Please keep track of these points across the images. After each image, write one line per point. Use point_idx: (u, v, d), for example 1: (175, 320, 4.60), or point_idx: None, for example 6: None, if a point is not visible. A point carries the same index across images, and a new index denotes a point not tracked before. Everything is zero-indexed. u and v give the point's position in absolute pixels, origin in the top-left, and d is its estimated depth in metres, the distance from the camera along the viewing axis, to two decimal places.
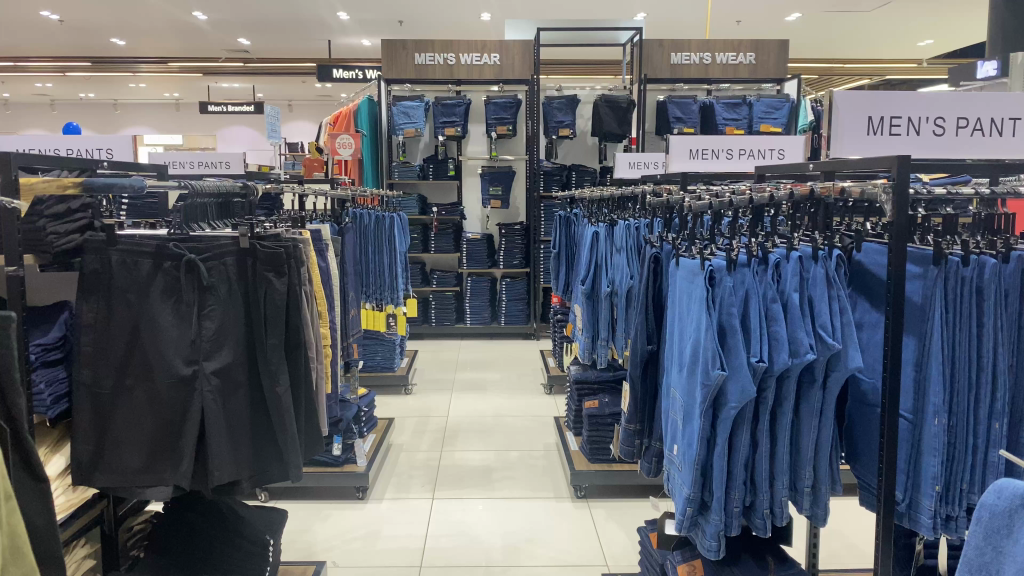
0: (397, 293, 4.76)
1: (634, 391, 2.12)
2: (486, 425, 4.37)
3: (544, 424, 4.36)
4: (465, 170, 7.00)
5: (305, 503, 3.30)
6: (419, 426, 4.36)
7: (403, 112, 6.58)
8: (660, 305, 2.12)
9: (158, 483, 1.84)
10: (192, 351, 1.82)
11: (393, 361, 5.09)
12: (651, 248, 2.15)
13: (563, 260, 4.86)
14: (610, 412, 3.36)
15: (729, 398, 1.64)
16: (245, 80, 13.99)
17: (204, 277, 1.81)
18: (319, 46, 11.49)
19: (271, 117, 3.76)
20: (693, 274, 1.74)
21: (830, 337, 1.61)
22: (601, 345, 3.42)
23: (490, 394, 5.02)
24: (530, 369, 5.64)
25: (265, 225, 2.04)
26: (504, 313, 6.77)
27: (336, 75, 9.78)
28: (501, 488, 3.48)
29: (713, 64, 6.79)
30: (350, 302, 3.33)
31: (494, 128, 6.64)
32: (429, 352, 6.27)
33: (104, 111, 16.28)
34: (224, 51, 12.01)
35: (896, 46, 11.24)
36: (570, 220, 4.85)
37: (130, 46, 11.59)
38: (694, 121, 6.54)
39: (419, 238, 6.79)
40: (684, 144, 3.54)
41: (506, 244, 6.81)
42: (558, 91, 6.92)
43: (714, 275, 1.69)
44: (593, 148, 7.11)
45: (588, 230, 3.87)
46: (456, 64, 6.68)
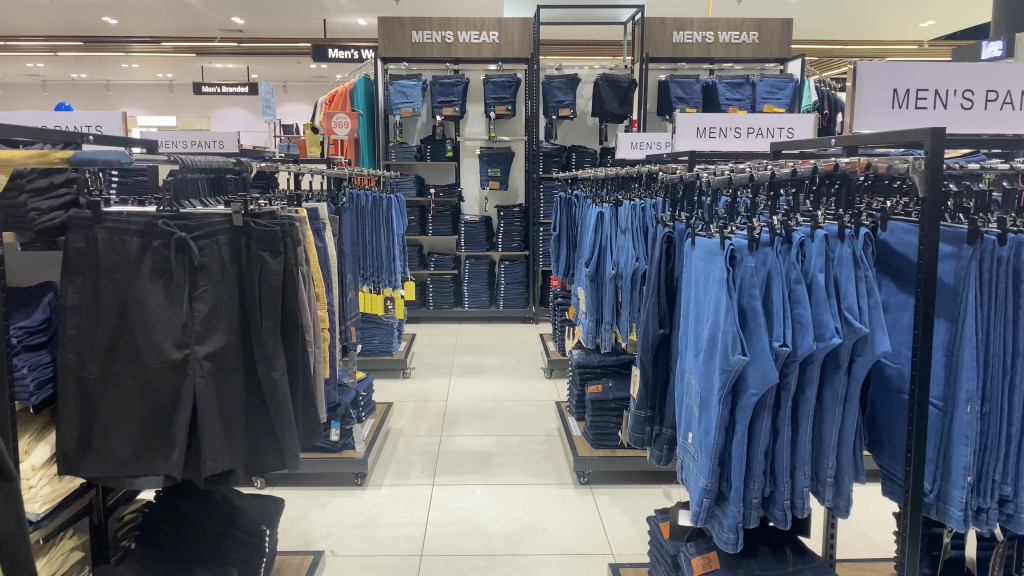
0: (395, 276, 4.69)
1: (645, 376, 2.04)
2: (486, 410, 4.29)
3: (545, 408, 4.28)
4: (463, 151, 6.88)
5: (301, 490, 3.22)
6: (417, 411, 4.28)
7: (400, 91, 6.48)
8: (674, 286, 2.03)
9: (148, 473, 1.75)
10: (183, 334, 1.73)
11: (391, 344, 5.00)
12: (664, 227, 2.06)
13: (565, 242, 4.77)
14: (614, 398, 3.28)
15: (751, 384, 1.56)
16: (239, 61, 13.81)
17: (195, 256, 1.71)
18: (314, 25, 11.33)
19: (266, 94, 3.64)
20: (712, 254, 1.65)
21: (857, 321, 1.52)
22: (605, 328, 3.32)
23: (489, 378, 4.95)
24: (529, 353, 5.56)
25: (260, 203, 1.93)
26: (502, 297, 6.70)
27: (332, 55, 9.61)
28: (503, 474, 3.40)
29: (716, 43, 6.68)
30: (348, 284, 3.24)
31: (493, 108, 6.52)
32: (427, 335, 6.19)
33: (96, 92, 16.09)
34: (217, 31, 11.84)
35: (898, 27, 11.11)
36: (572, 202, 4.74)
37: (122, 26, 11.41)
38: (696, 101, 6.44)
39: (416, 221, 6.69)
40: (690, 122, 3.45)
41: (505, 226, 6.71)
42: (559, 70, 6.80)
43: (734, 255, 1.61)
44: (593, 128, 7.00)
45: (589, 210, 3.79)
46: (454, 42, 6.55)
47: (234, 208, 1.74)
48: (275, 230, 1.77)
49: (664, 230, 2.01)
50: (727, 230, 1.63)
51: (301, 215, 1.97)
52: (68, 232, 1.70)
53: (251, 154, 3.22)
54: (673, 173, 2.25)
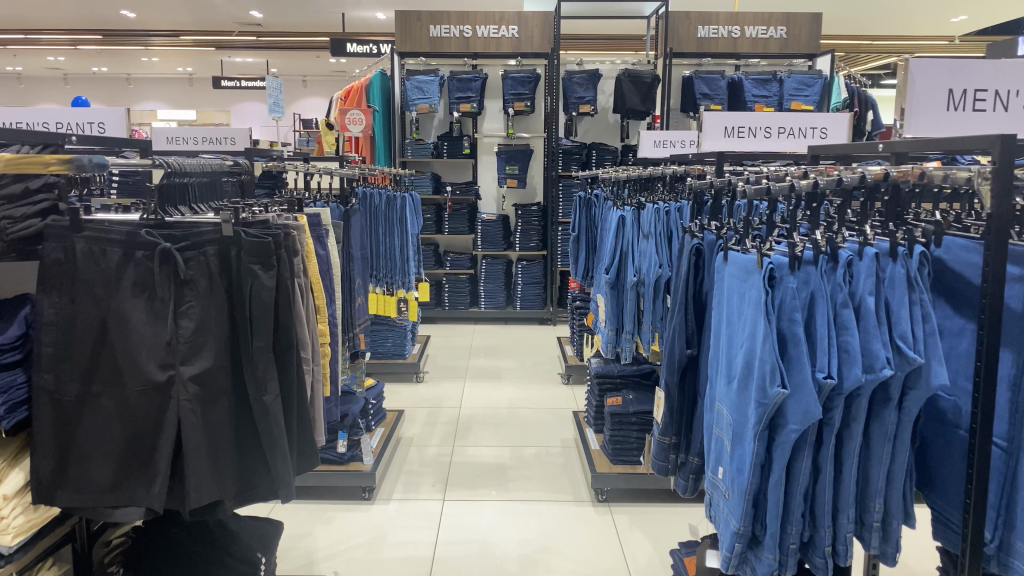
0: (408, 278, 4.55)
1: (670, 399, 1.88)
2: (501, 418, 4.14)
3: (562, 417, 4.13)
4: (480, 148, 6.74)
5: (307, 504, 3.09)
6: (430, 418, 4.13)
7: (417, 87, 6.32)
8: (703, 303, 1.86)
9: (128, 504, 1.61)
10: (167, 353, 1.58)
11: (405, 347, 4.86)
12: (693, 238, 1.90)
13: (584, 244, 4.61)
14: (635, 412, 3.12)
15: (790, 420, 1.39)
16: (258, 55, 13.73)
17: (181, 268, 1.57)
18: (333, 19, 11.21)
19: (273, 89, 3.49)
20: (747, 272, 1.49)
21: (911, 351, 1.36)
22: (626, 338, 3.14)
23: (505, 384, 4.79)
24: (546, 357, 5.41)
25: (255, 210, 1.79)
26: (520, 297, 6.54)
27: (350, 50, 9.47)
28: (517, 489, 3.25)
29: (743, 38, 6.47)
30: (357, 289, 3.11)
31: (511, 104, 6.36)
32: (442, 337, 6.05)
33: (117, 86, 16.08)
34: (235, 25, 11.75)
35: (928, 23, 10.83)
36: (591, 202, 4.58)
37: (140, 19, 11.35)
38: (722, 98, 6.26)
39: (432, 219, 6.55)
40: (718, 121, 3.28)
41: (523, 225, 6.54)
42: (579, 66, 6.62)
43: (773, 275, 1.45)
44: (615, 125, 6.82)
45: (608, 213, 3.66)
46: (473, 37, 6.39)
47: (224, 216, 1.60)
48: (269, 240, 1.62)
49: (693, 241, 1.85)
50: (766, 246, 1.47)
51: (299, 223, 1.83)
52: (46, 241, 1.57)
53: (259, 153, 3.08)
54: (702, 180, 2.08)
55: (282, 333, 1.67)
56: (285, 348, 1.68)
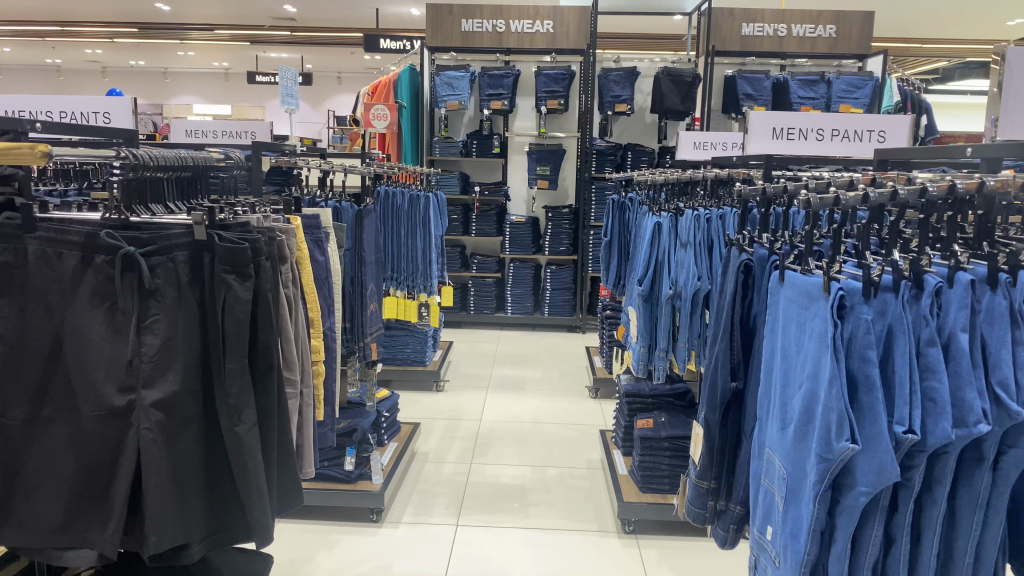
0: (430, 282, 4.33)
1: (710, 436, 1.63)
2: (524, 433, 3.90)
3: (588, 434, 3.88)
4: (511, 147, 6.49)
5: (311, 525, 2.88)
6: (448, 431, 3.91)
7: (447, 83, 6.10)
8: (752, 327, 1.61)
9: (81, 545, 1.39)
10: (127, 374, 1.36)
11: (425, 354, 4.64)
12: (742, 251, 1.64)
13: (617, 250, 4.35)
14: (667, 436, 2.88)
15: (860, 481, 1.14)
16: (293, 51, 13.64)
17: (145, 276, 1.34)
18: (367, 15, 11.07)
19: (286, 80, 3.28)
20: (812, 298, 1.23)
21: (1013, 402, 1.09)
22: (659, 356, 2.88)
23: (529, 396, 4.55)
24: (573, 368, 5.16)
25: (239, 210, 1.56)
26: (548, 303, 6.31)
27: (383, 46, 9.28)
28: (537, 515, 3.01)
29: (789, 37, 6.20)
30: (370, 295, 2.90)
31: (545, 102, 6.13)
32: (466, 343, 5.83)
33: (154, 80, 16.08)
34: (269, 19, 11.65)
35: (982, 26, 10.40)
36: (626, 206, 4.31)
37: (176, 12, 11.30)
38: (766, 99, 5.94)
39: (459, 220, 6.34)
40: (765, 121, 3.02)
41: (554, 228, 6.29)
42: (616, 63, 6.37)
43: (843, 303, 1.18)
44: (651, 126, 6.55)
45: (641, 220, 3.41)
46: (506, 32, 6.18)
47: (197, 217, 1.37)
48: (246, 245, 1.38)
49: (742, 255, 1.59)
50: (836, 269, 1.21)
51: (289, 227, 1.60)
52: None
53: (268, 147, 2.87)
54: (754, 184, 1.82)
55: (261, 353, 1.44)
56: (264, 371, 1.45)
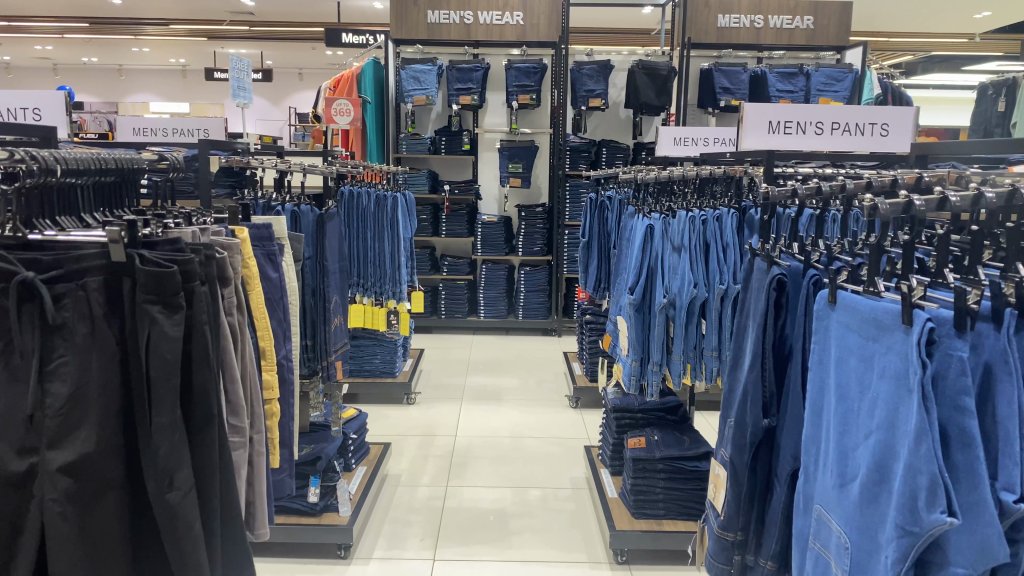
0: (399, 288, 4.07)
1: (738, 480, 1.38)
2: (502, 450, 3.65)
3: (571, 450, 3.64)
4: (481, 144, 6.23)
5: (273, 565, 2.59)
6: (422, 449, 3.64)
7: (413, 77, 5.84)
8: (786, 353, 1.37)
9: None
10: (26, 433, 1.07)
11: (395, 365, 4.37)
12: (773, 264, 1.40)
13: (597, 253, 4.12)
14: (663, 457, 2.64)
15: (958, 560, 0.90)
16: (252, 47, 13.22)
17: (48, 308, 1.05)
18: (327, 8, 10.71)
19: (238, 71, 2.99)
20: (888, 328, 0.99)
21: None
22: (652, 370, 2.62)
23: (505, 407, 4.30)
24: (551, 375, 4.92)
25: (168, 224, 1.29)
26: (522, 306, 6.06)
27: (345, 40, 8.95)
28: (521, 545, 2.76)
29: (766, 29, 5.99)
30: (334, 308, 2.62)
31: (516, 97, 5.87)
32: (437, 349, 5.55)
33: (109, 77, 15.53)
34: (226, 14, 11.24)
35: (952, 19, 10.32)
36: (607, 205, 4.08)
37: (128, 7, 10.85)
38: (743, 92, 5.82)
39: (428, 220, 6.06)
40: (760, 114, 2.74)
41: (527, 228, 6.04)
42: (589, 56, 6.13)
43: (933, 337, 0.94)
44: (626, 121, 6.32)
45: (626, 222, 3.17)
46: (474, 24, 5.91)
47: (112, 232, 1.09)
48: (174, 268, 1.12)
49: (772, 270, 1.36)
50: (919, 292, 0.97)
51: (231, 242, 1.33)
52: None
53: (218, 146, 2.58)
54: (777, 185, 1.58)
55: (198, 400, 1.17)
56: (202, 422, 1.17)
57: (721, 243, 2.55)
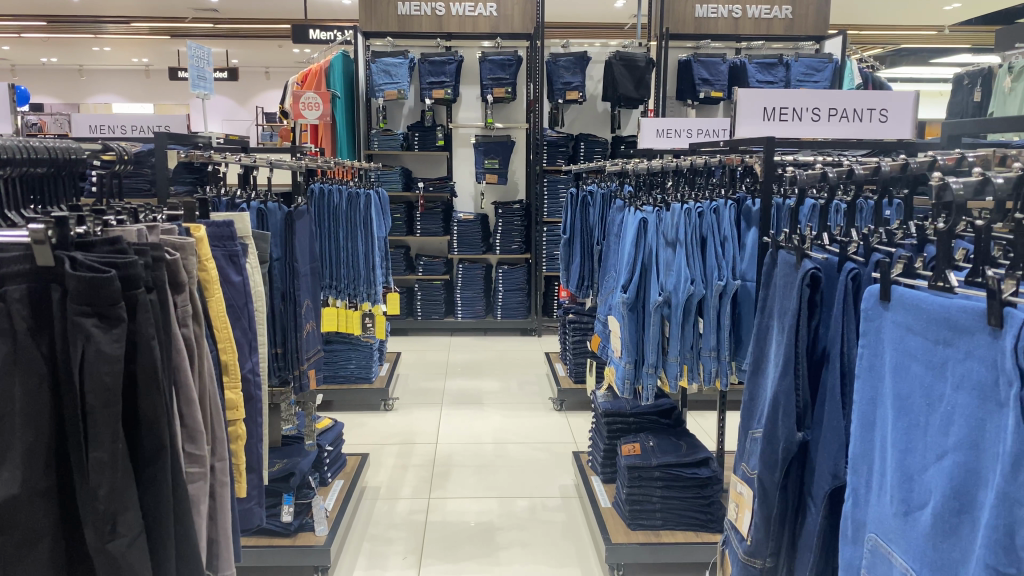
0: (374, 288, 3.89)
1: (767, 499, 1.23)
2: (486, 458, 3.48)
3: (558, 456, 3.48)
4: (456, 139, 6.05)
5: None
6: (401, 459, 3.45)
7: (384, 70, 5.67)
8: (820, 358, 1.22)
9: None
10: None
11: (371, 370, 4.18)
12: (804, 258, 1.24)
13: (580, 249, 3.97)
14: (659, 465, 2.48)
15: None
16: (217, 45, 12.91)
17: None
18: (293, 4, 10.45)
19: (197, 60, 2.79)
20: (973, 330, 0.83)
21: None
22: (648, 373, 2.46)
23: (487, 411, 4.13)
24: (533, 377, 4.75)
25: (110, 220, 1.09)
26: (500, 306, 5.89)
27: (313, 36, 8.73)
28: (511, 561, 2.60)
29: (744, 18, 5.87)
30: (305, 312, 2.43)
31: (491, 90, 5.71)
32: (414, 352, 5.36)
33: (69, 78, 15.10)
34: (189, 11, 10.95)
35: (921, 11, 10.30)
36: (589, 200, 3.93)
37: (88, 5, 10.50)
38: (723, 84, 5.69)
39: (402, 219, 5.87)
40: (754, 100, 2.60)
41: (504, 225, 5.88)
42: (564, 48, 5.97)
43: None
44: (604, 115, 6.17)
45: (613, 217, 3.02)
46: (446, 15, 5.73)
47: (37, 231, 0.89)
48: (112, 273, 0.92)
49: (805, 264, 1.21)
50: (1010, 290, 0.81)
51: (185, 242, 1.14)
52: None
53: (176, 139, 2.39)
54: (804, 172, 1.43)
55: (147, 429, 0.98)
56: (153, 455, 0.99)
57: (719, 236, 2.40)
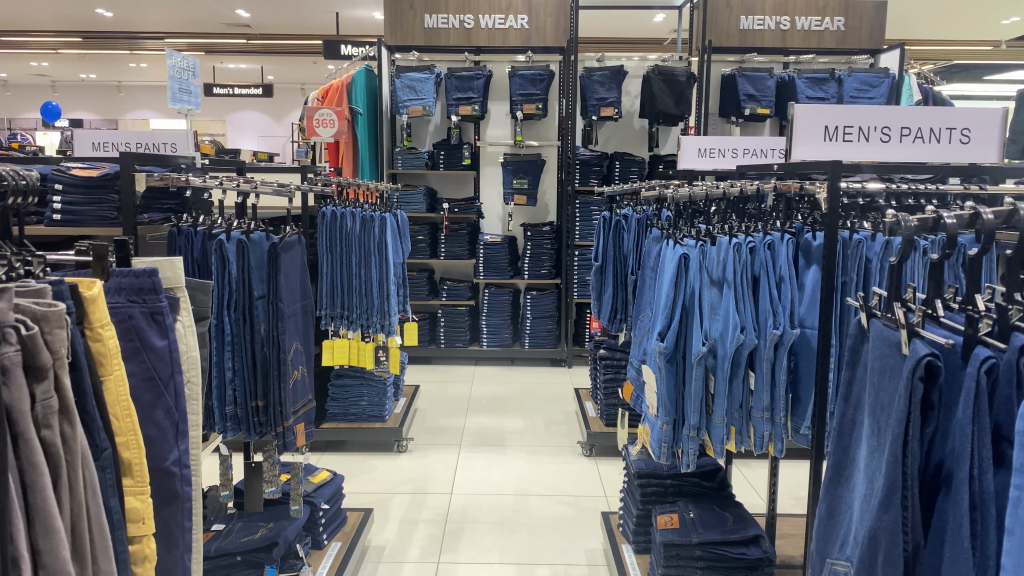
0: (388, 319, 3.55)
1: None
2: (505, 513, 3.13)
3: (585, 513, 3.12)
4: (483, 158, 5.75)
5: None
6: (411, 513, 3.12)
7: (409, 86, 5.39)
8: (938, 479, 0.87)
9: None
10: None
11: (384, 409, 3.83)
12: (913, 338, 0.90)
13: (613, 278, 3.63)
14: (700, 543, 2.11)
15: None
16: (252, 61, 12.82)
17: None
18: (325, 19, 10.29)
19: (177, 69, 2.52)
20: None
21: None
22: (688, 436, 2.11)
23: (509, 454, 3.78)
24: (561, 415, 4.40)
25: None
26: (528, 334, 5.54)
27: (344, 52, 8.52)
28: None
29: (793, 31, 5.54)
30: (294, 357, 2.10)
31: (520, 106, 5.40)
32: (435, 384, 5.03)
33: (107, 93, 15.12)
34: (222, 26, 10.81)
35: (975, 26, 9.83)
36: (623, 225, 3.59)
37: (121, 20, 10.41)
38: (770, 100, 5.33)
39: (426, 240, 5.56)
40: (814, 117, 2.21)
41: (533, 248, 5.54)
42: (599, 62, 5.65)
43: None
44: (641, 133, 5.82)
45: (649, 248, 2.68)
46: (475, 28, 5.47)
47: None
48: None
49: (916, 348, 0.86)
50: None
51: (54, 308, 0.84)
52: None
53: (150, 160, 2.09)
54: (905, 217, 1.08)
55: None
56: None
57: (774, 275, 2.05)
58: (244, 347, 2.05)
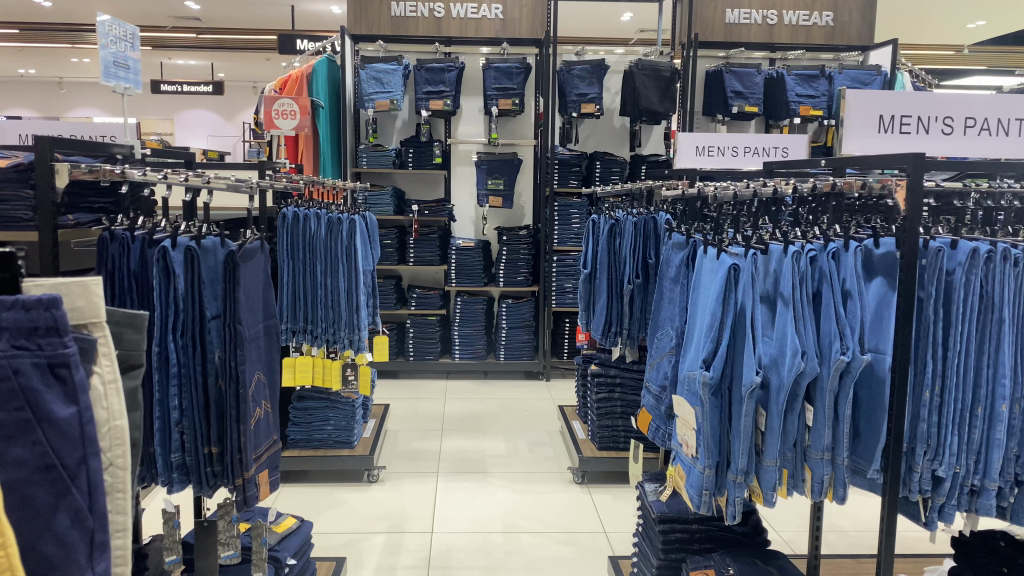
0: (358, 334, 3.15)
1: None
2: (494, 554, 2.76)
3: (585, 553, 2.78)
4: (455, 156, 5.38)
5: None
6: (388, 557, 2.73)
7: (375, 78, 4.97)
8: None
9: None
10: None
11: (352, 434, 3.45)
12: None
13: (608, 288, 3.25)
14: None
15: None
16: (202, 58, 12.24)
17: None
18: (280, 13, 9.79)
19: (110, 38, 2.11)
20: None
21: None
22: (735, 482, 1.75)
23: (493, 483, 3.42)
24: (545, 436, 4.04)
25: None
26: (503, 345, 5.17)
27: (301, 46, 8.04)
28: None
29: (780, 25, 5.27)
30: (254, 391, 1.70)
31: (495, 101, 5.04)
32: (404, 402, 4.62)
33: (46, 89, 14.34)
34: (170, 19, 10.20)
35: (942, 30, 9.74)
36: (617, 229, 3.26)
37: (62, 11, 9.77)
38: (758, 98, 5.05)
39: (393, 245, 5.16)
40: (867, 107, 1.81)
41: (509, 253, 5.19)
42: (579, 56, 5.32)
43: None
44: (621, 131, 5.51)
45: (665, 256, 2.33)
46: (445, 17, 5.10)
47: None
48: None
49: None
50: None
51: None
52: None
53: (76, 148, 1.68)
54: None
55: None
56: None
57: (837, 288, 1.73)
58: (193, 382, 1.65)
